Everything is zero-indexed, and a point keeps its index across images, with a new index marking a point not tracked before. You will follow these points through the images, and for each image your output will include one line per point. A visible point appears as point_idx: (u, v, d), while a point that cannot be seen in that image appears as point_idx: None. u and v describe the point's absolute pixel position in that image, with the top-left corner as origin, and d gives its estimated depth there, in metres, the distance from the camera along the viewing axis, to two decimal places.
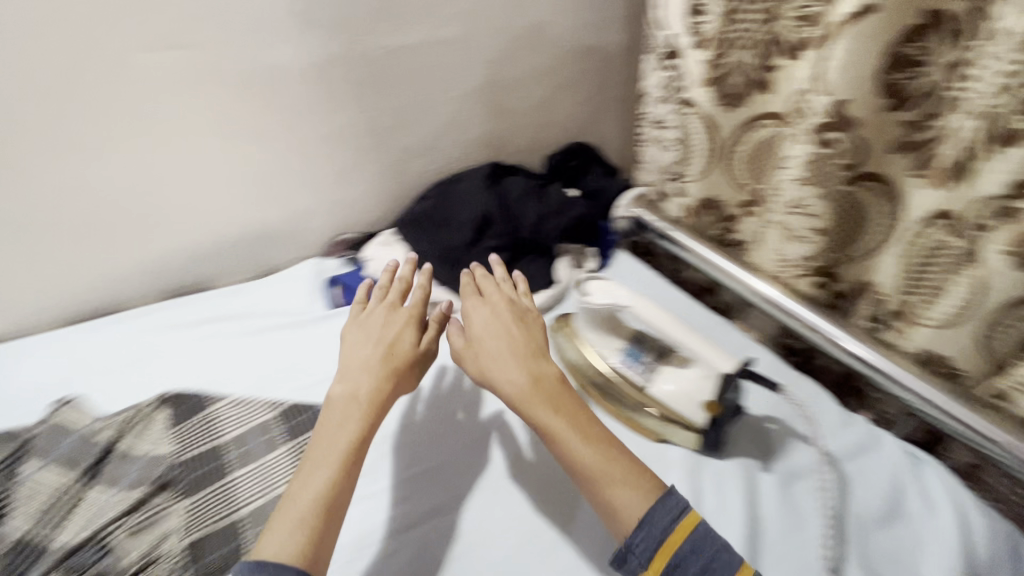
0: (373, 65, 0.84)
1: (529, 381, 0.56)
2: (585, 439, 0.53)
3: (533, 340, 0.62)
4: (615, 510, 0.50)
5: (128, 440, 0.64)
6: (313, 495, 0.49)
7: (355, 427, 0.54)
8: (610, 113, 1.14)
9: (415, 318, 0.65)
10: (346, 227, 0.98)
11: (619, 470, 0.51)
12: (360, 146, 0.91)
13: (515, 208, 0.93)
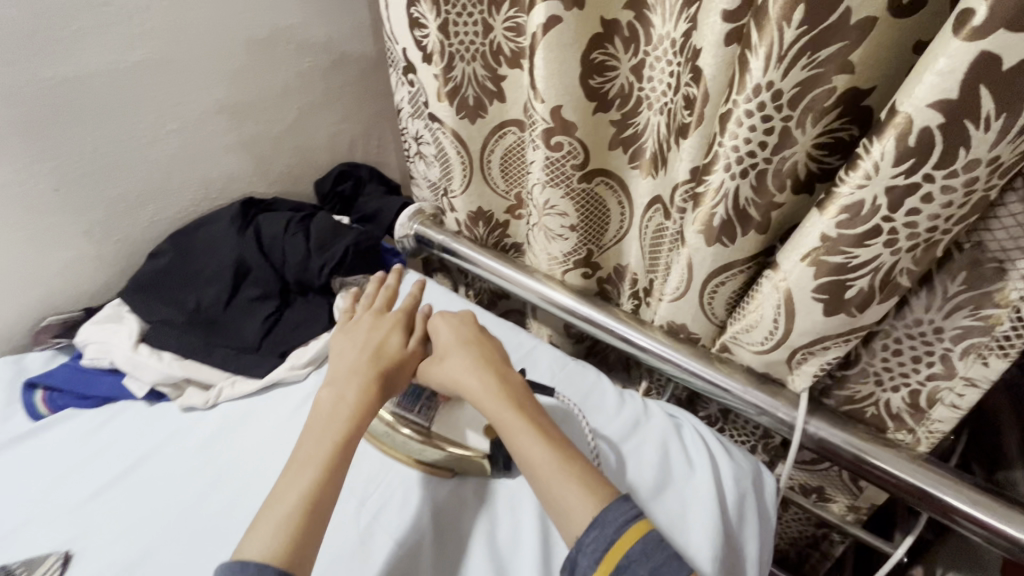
0: (31, 106, 0.66)
1: (502, 378, 0.62)
2: (536, 435, 0.56)
3: (500, 349, 0.66)
4: (563, 512, 0.52)
5: None
6: (293, 502, 0.50)
7: (348, 419, 0.56)
8: (377, 127, 1.07)
9: (400, 323, 0.68)
10: (48, 308, 0.77)
11: (568, 458, 0.55)
12: (38, 203, 0.71)
13: (276, 249, 0.83)
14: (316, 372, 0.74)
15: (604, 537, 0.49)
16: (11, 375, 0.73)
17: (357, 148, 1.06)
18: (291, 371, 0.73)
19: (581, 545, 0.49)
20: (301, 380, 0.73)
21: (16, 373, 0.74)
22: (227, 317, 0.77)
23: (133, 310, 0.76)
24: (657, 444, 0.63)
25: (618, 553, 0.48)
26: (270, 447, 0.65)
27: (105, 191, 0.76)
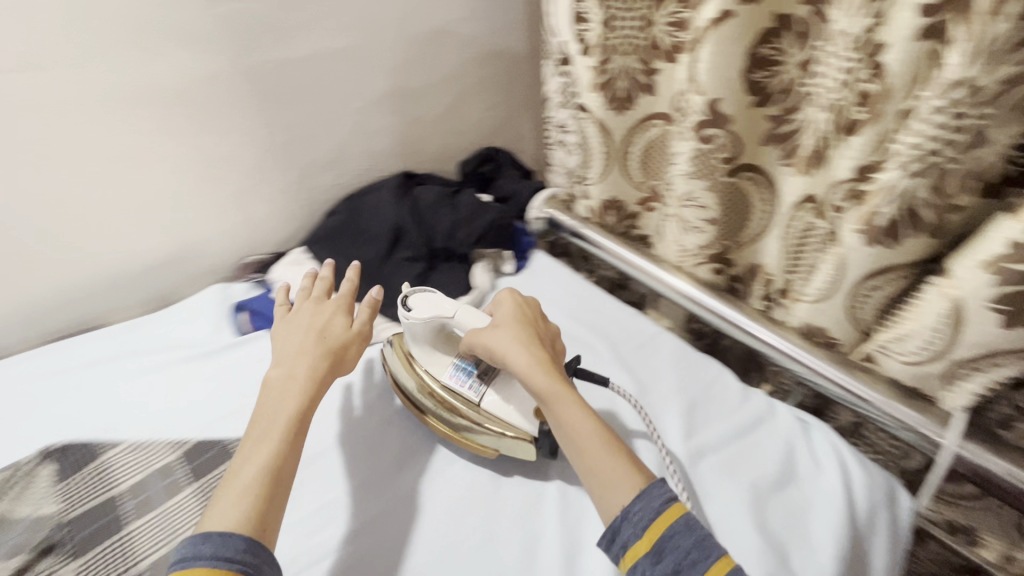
0: (260, 83, 0.81)
1: (314, 372, 0.58)
2: (584, 409, 0.56)
3: (552, 334, 0.66)
4: (603, 484, 0.52)
5: (10, 496, 0.59)
6: (254, 474, 0.49)
7: (304, 397, 0.56)
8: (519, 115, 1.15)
9: (343, 306, 0.67)
10: (251, 249, 0.94)
11: (608, 435, 0.55)
12: (255, 162, 0.87)
13: (429, 218, 0.93)
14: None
15: (654, 508, 0.49)
16: (221, 296, 0.88)
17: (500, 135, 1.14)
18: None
19: (628, 514, 0.49)
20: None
21: (225, 295, 0.88)
22: (383, 271, 0.88)
23: (313, 256, 0.91)
24: (782, 442, 0.64)
25: (660, 527, 0.48)
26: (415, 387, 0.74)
27: (301, 155, 0.91)
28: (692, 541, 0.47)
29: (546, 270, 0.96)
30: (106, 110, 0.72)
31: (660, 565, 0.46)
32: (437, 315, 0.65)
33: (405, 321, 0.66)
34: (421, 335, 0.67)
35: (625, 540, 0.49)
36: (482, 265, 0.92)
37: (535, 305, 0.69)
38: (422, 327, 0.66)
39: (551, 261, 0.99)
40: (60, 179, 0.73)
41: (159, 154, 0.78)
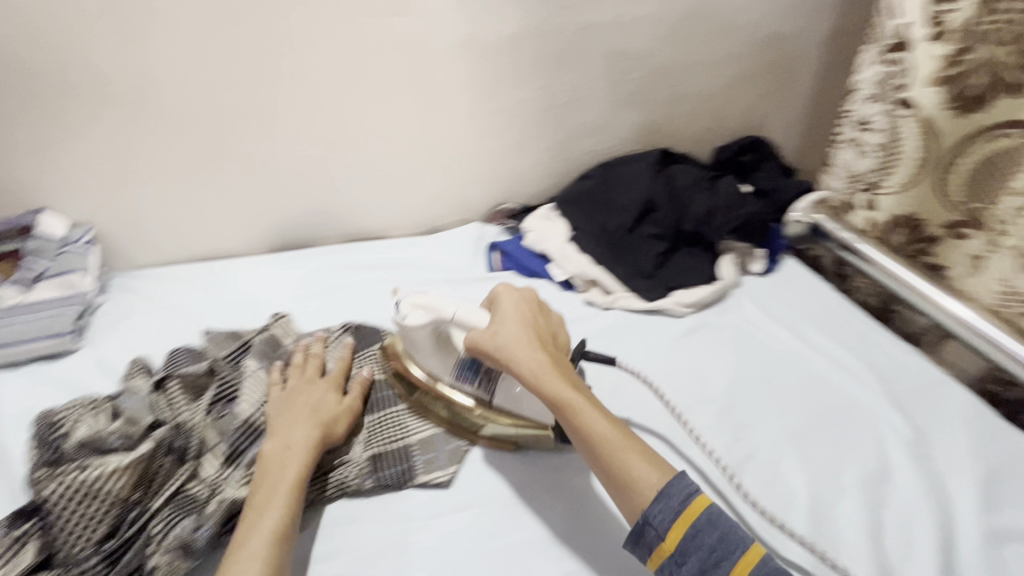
0: (565, 39, 0.83)
1: (304, 440, 0.53)
2: (598, 409, 0.51)
3: (556, 327, 0.60)
4: (629, 489, 0.47)
5: (334, 352, 0.66)
6: (262, 544, 0.44)
7: (305, 461, 0.51)
8: (791, 108, 1.04)
9: (334, 383, 0.60)
10: (506, 198, 0.98)
11: (632, 438, 0.50)
12: (536, 117, 0.90)
13: (686, 198, 0.88)
14: (694, 316, 0.79)
15: (671, 509, 0.45)
16: (477, 235, 0.95)
17: (764, 126, 1.04)
18: (676, 305, 0.79)
19: (648, 516, 0.46)
20: (679, 317, 0.79)
21: (479, 234, 0.96)
22: (628, 242, 0.86)
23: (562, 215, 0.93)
24: None
25: (686, 523, 0.45)
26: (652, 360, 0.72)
27: (576, 116, 0.92)
28: (717, 537, 0.44)
29: (798, 277, 0.87)
30: (440, 50, 0.79)
31: (687, 566, 0.44)
32: (436, 315, 0.57)
33: (402, 324, 0.59)
34: (421, 343, 0.59)
35: (652, 544, 0.46)
36: (730, 256, 0.86)
37: (537, 297, 0.60)
38: (424, 334, 0.58)
39: (805, 270, 0.89)
40: (388, 106, 0.82)
41: (467, 94, 0.84)
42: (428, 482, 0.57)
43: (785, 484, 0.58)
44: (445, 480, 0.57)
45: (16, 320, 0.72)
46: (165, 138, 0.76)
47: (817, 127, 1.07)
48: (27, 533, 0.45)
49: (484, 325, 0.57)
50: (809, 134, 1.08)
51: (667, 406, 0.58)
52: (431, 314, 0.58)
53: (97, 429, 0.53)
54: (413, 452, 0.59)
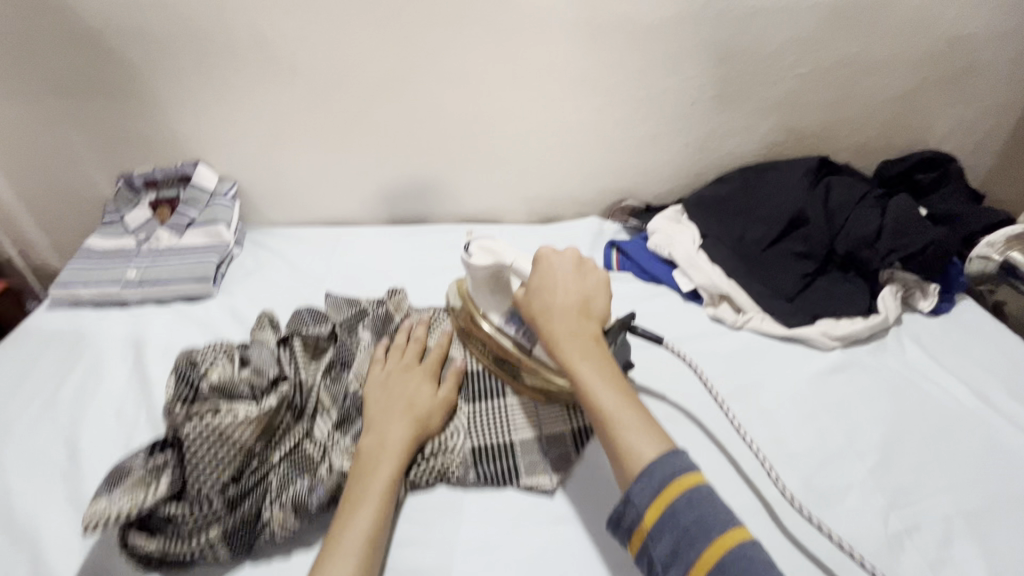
0: (730, 24, 0.75)
1: (402, 440, 0.51)
2: (609, 376, 0.47)
3: (593, 290, 0.53)
4: (617, 460, 0.44)
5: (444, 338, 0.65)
6: (357, 546, 0.43)
7: (400, 461, 0.50)
8: (991, 122, 0.87)
9: (431, 372, 0.58)
10: (629, 194, 0.92)
11: (636, 411, 0.45)
12: (681, 108, 0.82)
13: (844, 217, 0.77)
14: (841, 352, 0.69)
15: (651, 488, 0.41)
16: (595, 230, 0.90)
17: (949, 140, 0.88)
18: (822, 336, 0.69)
19: (629, 493, 0.42)
20: (824, 350, 0.69)
21: (598, 229, 0.90)
22: (767, 259, 0.77)
23: (691, 219, 0.84)
24: None
25: (662, 505, 0.41)
26: (788, 392, 0.63)
27: (725, 111, 0.83)
28: (693, 517, 0.40)
29: (979, 325, 0.72)
30: (585, 32, 0.74)
31: (659, 546, 0.40)
32: (496, 259, 0.56)
33: (467, 264, 0.57)
34: (480, 286, 0.58)
35: (630, 522, 0.42)
36: (893, 288, 0.74)
37: (581, 261, 0.55)
38: (484, 276, 0.57)
39: (989, 317, 0.74)
40: (527, 87, 0.78)
41: (610, 79, 0.79)
42: (532, 486, 0.53)
43: (960, 571, 0.47)
44: (549, 487, 0.52)
45: (164, 266, 0.77)
46: (312, 103, 0.79)
47: (1019, 147, 0.89)
48: (164, 464, 0.46)
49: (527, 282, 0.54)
50: (1007, 154, 0.90)
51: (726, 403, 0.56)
52: (494, 258, 0.56)
53: (231, 372, 0.54)
54: (517, 451, 0.55)
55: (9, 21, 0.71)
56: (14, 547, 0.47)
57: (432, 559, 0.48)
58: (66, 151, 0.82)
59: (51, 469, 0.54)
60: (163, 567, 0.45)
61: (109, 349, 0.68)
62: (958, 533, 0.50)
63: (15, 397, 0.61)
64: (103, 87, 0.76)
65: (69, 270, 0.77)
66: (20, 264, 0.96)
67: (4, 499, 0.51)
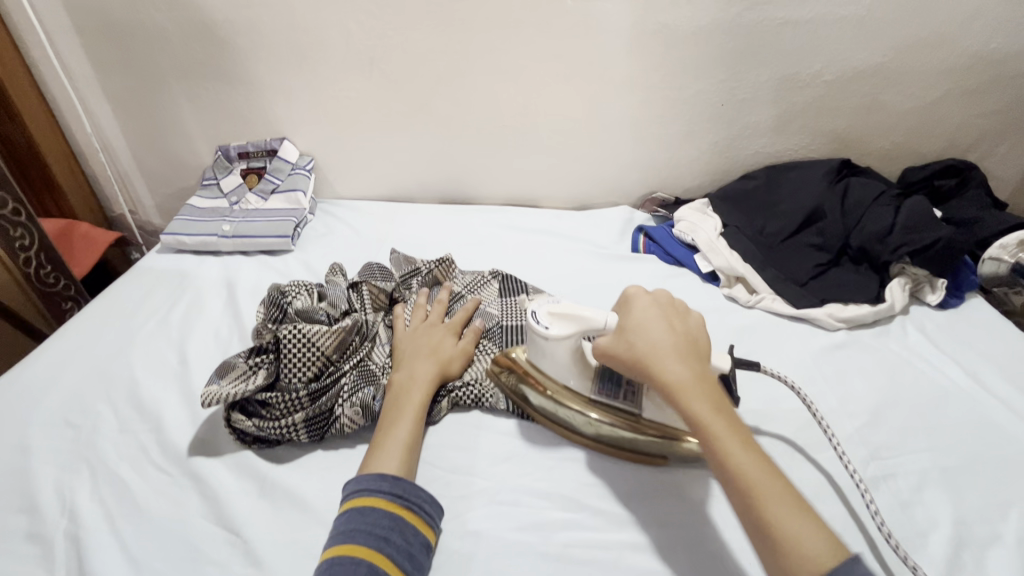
0: (759, 34, 0.83)
1: (428, 374, 0.60)
2: (747, 444, 0.42)
3: (696, 332, 0.49)
4: (781, 557, 0.37)
5: (479, 295, 0.76)
6: (397, 444, 0.53)
7: (426, 390, 0.58)
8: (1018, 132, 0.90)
9: (453, 328, 0.67)
10: (661, 186, 1.00)
11: (784, 489, 0.40)
12: (712, 110, 0.90)
13: (858, 215, 0.82)
14: (846, 333, 0.75)
15: None
16: (626, 217, 0.98)
17: (975, 150, 0.93)
18: (828, 317, 0.75)
19: None
20: (829, 329, 0.75)
21: (629, 216, 0.99)
22: (783, 250, 0.84)
23: (715, 211, 0.91)
24: None
25: None
26: (792, 363, 0.70)
27: (753, 114, 0.90)
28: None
29: (986, 319, 0.77)
30: (627, 35, 0.83)
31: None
32: (579, 326, 0.53)
33: (544, 338, 0.54)
34: (559, 357, 0.55)
35: None
36: (902, 281, 0.78)
37: (674, 300, 0.52)
38: (565, 346, 0.54)
39: (998, 313, 0.78)
40: (571, 84, 0.88)
41: (646, 82, 0.88)
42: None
43: (929, 511, 0.54)
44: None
45: (252, 222, 0.91)
46: (384, 91, 0.91)
47: None
48: (262, 363, 0.60)
49: (616, 325, 0.51)
50: None
51: (819, 423, 0.56)
52: (575, 326, 0.53)
53: (313, 304, 0.67)
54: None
55: (147, 15, 0.86)
56: (143, 420, 0.60)
57: (466, 460, 0.58)
58: (178, 125, 0.98)
59: (168, 369, 0.67)
60: (255, 443, 0.57)
61: (207, 286, 0.82)
62: (932, 484, 0.56)
63: (137, 315, 0.75)
64: (214, 71, 0.91)
65: (175, 222, 0.91)
66: (130, 220, 1.12)
67: (134, 386, 0.64)
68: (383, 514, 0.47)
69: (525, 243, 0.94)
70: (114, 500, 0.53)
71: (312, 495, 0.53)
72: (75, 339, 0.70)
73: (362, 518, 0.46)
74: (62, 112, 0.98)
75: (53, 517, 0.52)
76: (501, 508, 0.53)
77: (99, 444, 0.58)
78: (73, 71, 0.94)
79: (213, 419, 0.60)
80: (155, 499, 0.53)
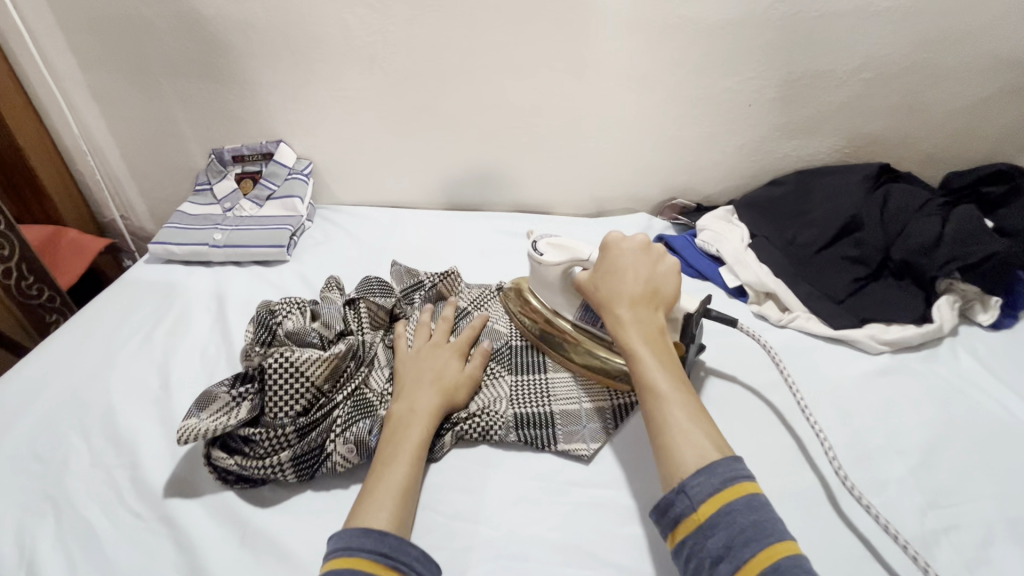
0: (791, 28, 0.76)
1: (430, 406, 0.54)
2: (668, 365, 0.47)
3: (661, 278, 0.53)
4: (668, 453, 0.43)
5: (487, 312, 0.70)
6: (392, 492, 0.47)
7: (427, 426, 0.52)
8: None
9: (459, 351, 0.61)
10: (681, 192, 0.94)
11: (688, 402, 0.44)
12: (739, 111, 0.84)
13: (901, 225, 0.75)
14: (890, 357, 0.68)
15: (707, 484, 0.40)
16: (643, 225, 0.92)
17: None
18: (869, 339, 0.68)
19: (682, 485, 0.40)
20: (871, 353, 0.68)
21: (647, 224, 0.93)
22: (818, 262, 0.77)
23: (741, 219, 0.85)
24: None
25: (719, 503, 0.39)
26: (831, 391, 0.64)
27: (784, 116, 0.84)
28: (752, 520, 0.38)
29: None
30: (647, 31, 0.76)
31: (711, 541, 0.38)
32: (570, 255, 0.58)
33: (537, 261, 0.60)
34: (551, 283, 0.61)
35: (679, 515, 0.40)
36: (951, 299, 0.71)
37: (653, 243, 0.56)
38: (554, 272, 0.59)
39: None
40: (586, 83, 0.82)
41: (667, 81, 0.81)
42: (568, 451, 0.55)
43: (997, 572, 0.47)
44: (586, 455, 0.55)
45: (245, 229, 0.86)
46: (385, 91, 0.85)
47: None
48: (246, 393, 0.54)
49: (594, 267, 0.56)
50: None
51: (792, 390, 0.57)
52: (567, 254, 0.59)
53: (305, 325, 0.61)
54: (557, 420, 0.58)
55: (134, 11, 0.81)
56: (117, 454, 0.55)
57: (471, 504, 0.52)
58: (169, 128, 0.93)
59: (148, 394, 0.62)
60: (238, 482, 0.51)
61: (197, 300, 0.77)
62: (998, 537, 0.50)
63: (119, 333, 0.70)
64: (205, 70, 0.85)
65: (165, 230, 0.86)
66: (122, 226, 1.08)
67: (110, 415, 0.58)
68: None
69: None
70: (80, 550, 0.47)
71: (298, 546, 0.47)
72: (50, 360, 0.65)
73: None
74: (49, 114, 0.93)
75: (12, 569, 0.46)
76: (509, 563, 0.47)
77: (68, 482, 0.52)
78: (59, 71, 0.89)
79: (193, 455, 0.54)
80: (126, 547, 0.47)
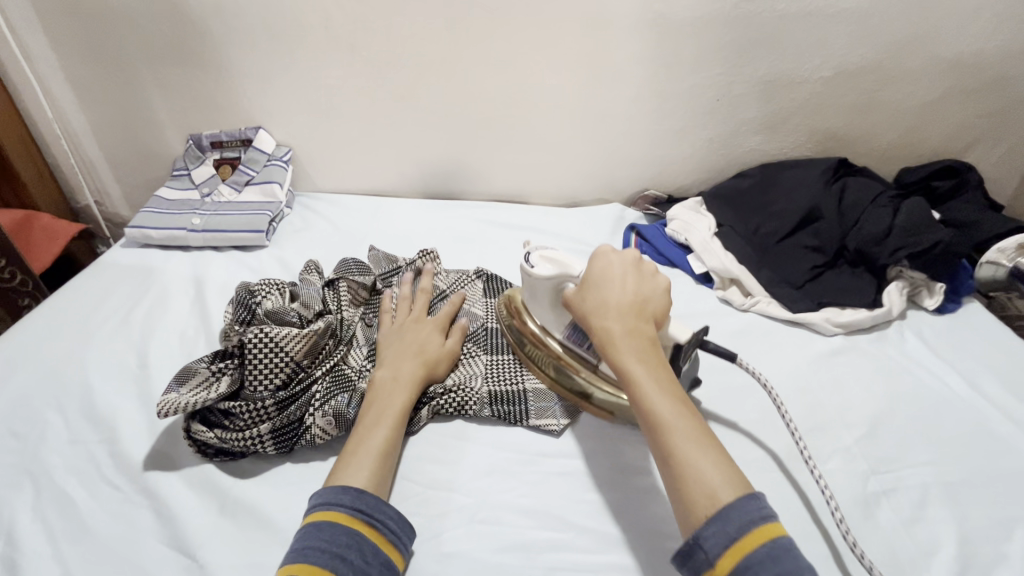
0: (756, 26, 0.79)
1: (412, 374, 0.56)
2: (666, 386, 0.46)
3: (650, 293, 0.53)
4: (685, 491, 0.42)
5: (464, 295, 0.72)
6: (376, 453, 0.49)
7: (409, 392, 0.55)
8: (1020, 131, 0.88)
9: (440, 323, 0.63)
10: (653, 183, 0.97)
11: (694, 429, 0.44)
12: (707, 105, 0.87)
13: (856, 215, 0.80)
14: (843, 339, 0.72)
15: (724, 532, 0.39)
16: (617, 215, 0.95)
17: (975, 149, 0.90)
18: (825, 322, 0.73)
19: (699, 535, 0.40)
20: (826, 334, 0.73)
21: (621, 214, 0.96)
22: (779, 251, 0.81)
23: (709, 210, 0.88)
24: None
25: (738, 552, 0.38)
26: (787, 370, 0.68)
27: (750, 111, 0.87)
28: (775, 574, 0.37)
29: (985, 325, 0.75)
30: (620, 27, 0.79)
31: None
32: (562, 270, 0.57)
33: (528, 273, 0.59)
34: (541, 295, 0.59)
35: (699, 565, 0.40)
36: (899, 285, 0.76)
37: (639, 261, 0.56)
38: (546, 285, 0.58)
39: (995, 320, 0.76)
40: (562, 75, 0.84)
41: (639, 75, 0.84)
42: (540, 426, 0.58)
43: (930, 531, 0.51)
44: (556, 429, 0.58)
45: (223, 214, 0.86)
46: (365, 79, 0.86)
47: None
48: (225, 368, 0.55)
49: (582, 283, 0.55)
50: None
51: (780, 412, 0.56)
52: (559, 268, 0.57)
53: (285, 305, 0.62)
54: (529, 397, 0.60)
55: None
56: (96, 430, 0.55)
57: (446, 474, 0.54)
58: (145, 112, 0.92)
59: (126, 373, 0.62)
60: (218, 455, 0.53)
61: (175, 284, 0.77)
62: (933, 500, 0.54)
63: (95, 314, 0.70)
64: (184, 55, 0.85)
65: (141, 214, 0.86)
66: (96, 211, 1.07)
67: (87, 392, 0.59)
68: (342, 530, 0.43)
69: (512, 240, 0.90)
70: (59, 520, 0.48)
71: (277, 513, 0.49)
72: (25, 341, 0.65)
73: (318, 534, 0.43)
74: (20, 96, 0.92)
75: None
76: (481, 527, 0.50)
77: (45, 457, 0.53)
78: (31, 52, 0.87)
79: (172, 429, 0.55)
80: (104, 517, 0.49)
